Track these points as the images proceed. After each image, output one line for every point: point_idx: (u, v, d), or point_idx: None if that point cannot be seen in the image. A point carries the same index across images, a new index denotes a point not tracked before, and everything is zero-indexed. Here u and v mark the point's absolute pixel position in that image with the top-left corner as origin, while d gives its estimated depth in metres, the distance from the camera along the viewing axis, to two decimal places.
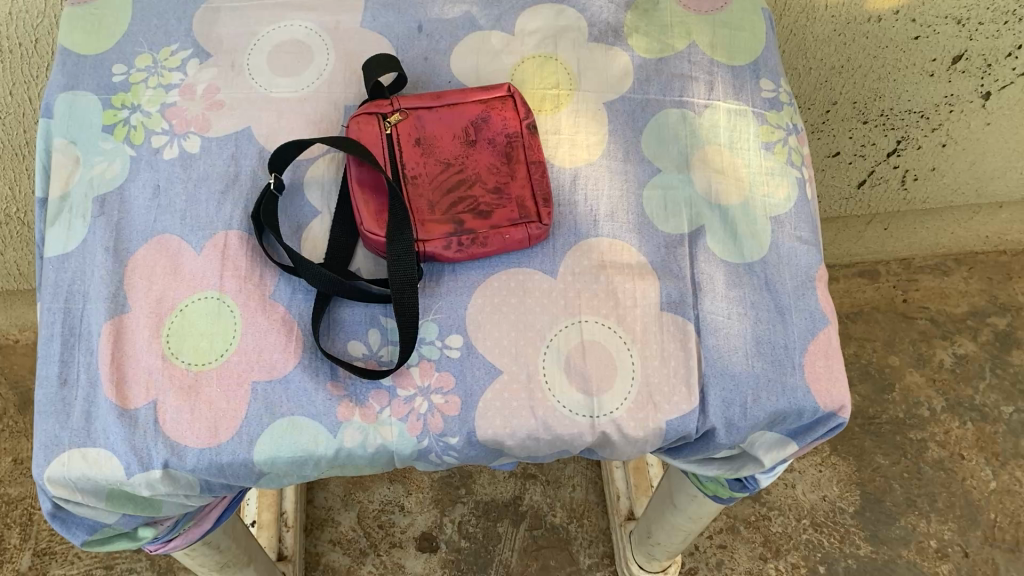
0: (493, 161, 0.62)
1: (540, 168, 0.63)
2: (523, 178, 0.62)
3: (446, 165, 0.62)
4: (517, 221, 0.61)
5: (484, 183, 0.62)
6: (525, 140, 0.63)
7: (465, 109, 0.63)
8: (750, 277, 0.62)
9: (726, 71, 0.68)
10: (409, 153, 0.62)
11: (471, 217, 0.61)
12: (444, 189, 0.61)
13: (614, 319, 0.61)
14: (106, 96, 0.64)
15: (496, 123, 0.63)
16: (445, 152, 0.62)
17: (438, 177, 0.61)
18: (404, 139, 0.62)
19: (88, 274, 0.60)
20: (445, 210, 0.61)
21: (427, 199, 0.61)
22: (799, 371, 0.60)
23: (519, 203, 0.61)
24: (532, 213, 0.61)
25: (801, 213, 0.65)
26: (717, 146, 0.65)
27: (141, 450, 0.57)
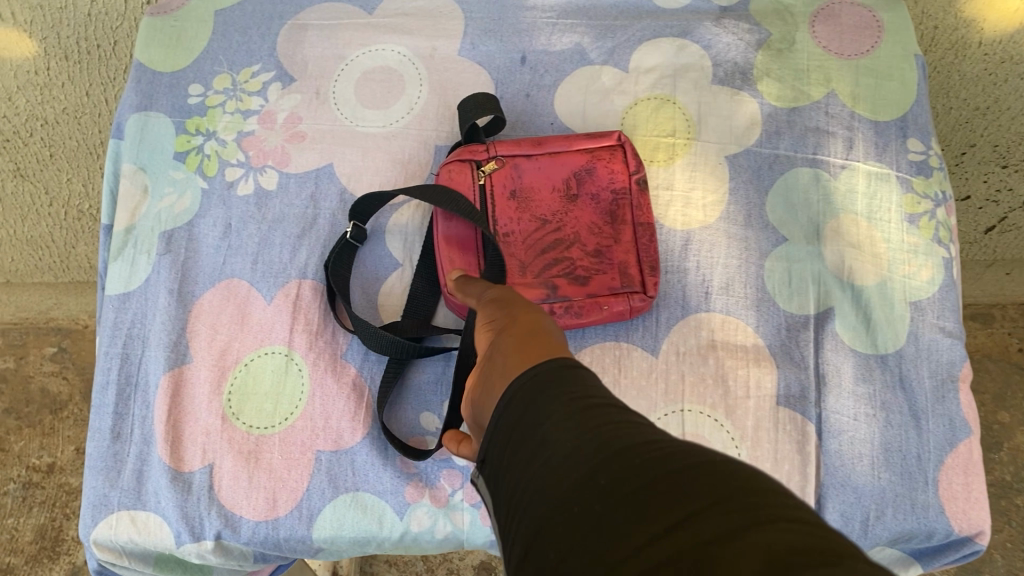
0: (596, 220, 0.55)
1: (649, 229, 0.55)
2: (630, 241, 0.55)
3: (543, 222, 0.55)
4: (618, 291, 0.54)
5: (584, 244, 0.55)
6: (634, 197, 0.56)
7: (568, 159, 0.56)
8: (882, 373, 0.55)
9: (868, 127, 0.59)
10: (502, 206, 0.55)
11: (567, 282, 0.54)
12: (539, 249, 0.54)
13: (722, 411, 0.54)
14: (181, 120, 0.59)
15: (602, 177, 0.56)
16: (543, 207, 0.55)
17: (533, 236, 0.55)
18: (498, 189, 0.55)
19: (150, 317, 0.56)
20: (538, 273, 0.54)
21: (519, 260, 0.54)
22: (932, 487, 0.52)
23: (623, 270, 0.54)
24: (636, 281, 0.54)
25: (947, 299, 0.56)
26: (854, 215, 0.57)
27: (193, 519, 0.52)
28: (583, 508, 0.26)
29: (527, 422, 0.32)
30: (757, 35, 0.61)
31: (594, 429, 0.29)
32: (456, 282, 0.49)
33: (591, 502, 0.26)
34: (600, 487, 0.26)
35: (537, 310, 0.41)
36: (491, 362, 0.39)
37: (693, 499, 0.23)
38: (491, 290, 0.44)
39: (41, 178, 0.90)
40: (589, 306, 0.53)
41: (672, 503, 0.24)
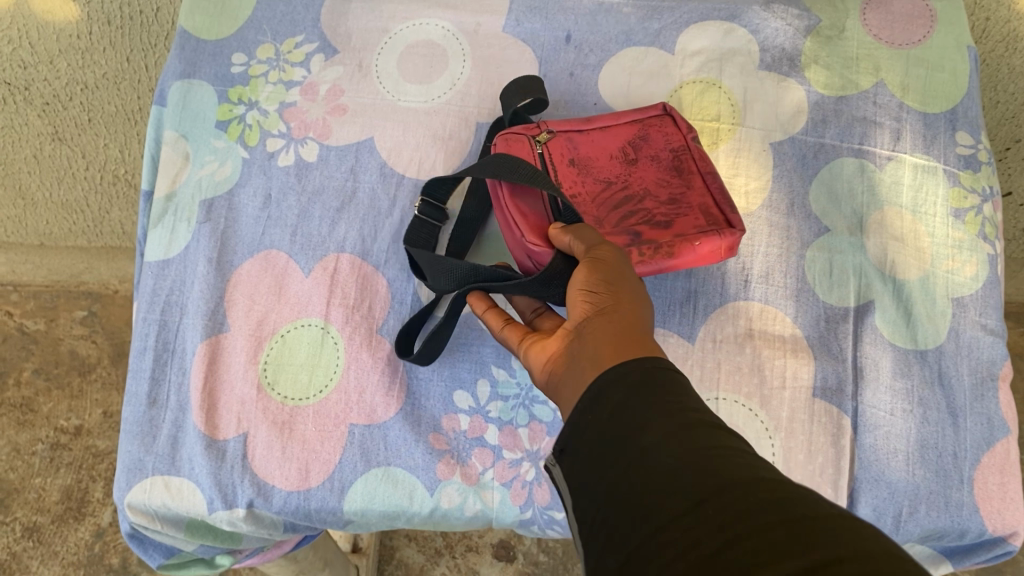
0: (661, 176, 0.53)
1: (716, 172, 0.52)
2: (703, 185, 0.52)
3: (607, 183, 0.53)
4: (703, 227, 0.49)
5: (655, 197, 0.52)
6: (693, 149, 0.54)
7: (619, 130, 0.55)
8: (921, 368, 0.54)
9: (917, 119, 0.58)
10: (562, 173, 0.53)
11: (647, 228, 0.50)
12: (611, 205, 0.52)
13: (757, 401, 0.53)
14: (223, 88, 0.59)
15: (659, 138, 0.54)
16: (604, 170, 0.53)
17: (599, 195, 0.52)
18: (555, 157, 0.54)
19: (188, 285, 0.56)
20: (615, 225, 0.50)
21: (592, 216, 0.51)
22: (967, 485, 0.52)
23: (704, 211, 0.51)
24: (721, 217, 0.50)
25: (989, 296, 0.55)
26: (898, 208, 0.57)
27: (226, 486, 0.52)
28: (690, 536, 0.27)
29: (628, 429, 0.33)
30: (807, 21, 0.60)
31: (703, 463, 0.30)
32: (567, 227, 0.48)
33: (705, 515, 0.28)
34: (713, 519, 0.27)
35: (644, 314, 0.42)
36: (581, 350, 0.41)
37: (812, 549, 0.25)
38: (608, 263, 0.44)
39: (78, 143, 0.91)
40: (675, 241, 0.49)
41: (790, 549, 0.25)
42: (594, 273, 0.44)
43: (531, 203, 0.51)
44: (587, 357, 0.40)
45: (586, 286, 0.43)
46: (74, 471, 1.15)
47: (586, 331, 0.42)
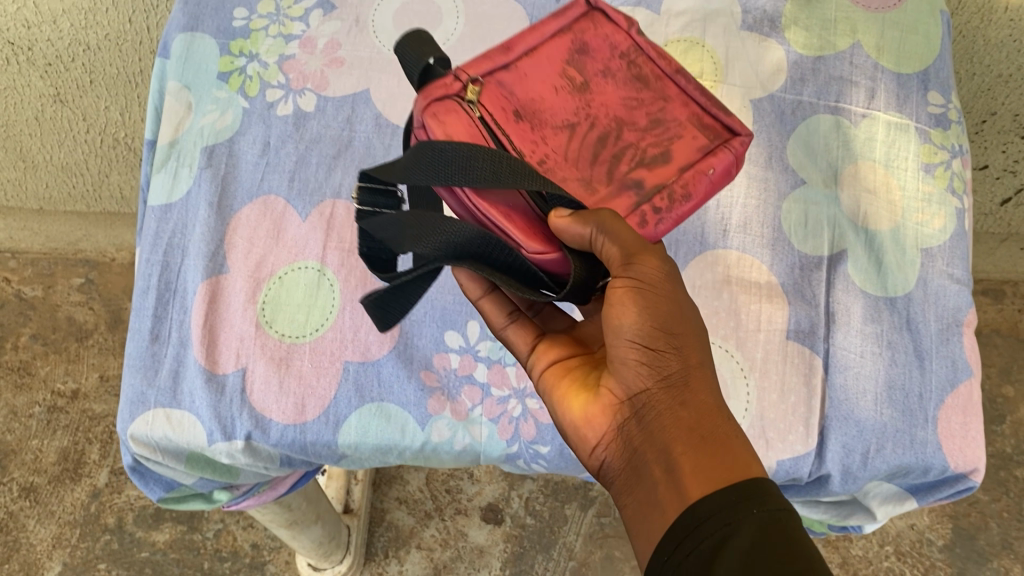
0: (628, 92, 0.47)
1: (680, 78, 0.48)
2: (683, 94, 0.48)
3: (572, 125, 0.45)
4: (710, 147, 0.46)
5: (633, 124, 0.46)
6: (645, 52, 0.48)
7: (546, 45, 0.48)
8: (890, 314, 0.57)
9: (891, 78, 0.61)
10: (513, 130, 0.45)
11: (648, 170, 0.45)
12: (590, 152, 0.45)
13: (733, 343, 0.56)
14: (225, 41, 0.62)
15: (604, 46, 0.48)
16: (563, 109, 0.46)
17: (571, 145, 0.45)
18: (495, 112, 0.45)
19: (190, 228, 0.58)
20: (610, 178, 0.44)
21: (577, 179, 0.44)
22: (931, 425, 0.55)
23: (698, 125, 0.47)
24: (720, 130, 0.46)
25: (957, 247, 0.58)
26: (872, 162, 0.59)
27: (225, 419, 0.55)
28: None
29: None
30: None
31: None
32: (584, 218, 0.40)
33: None
34: None
35: (707, 380, 0.43)
36: (650, 445, 0.42)
37: None
38: (655, 295, 0.42)
39: (79, 105, 0.93)
40: (690, 177, 0.44)
41: None
42: (647, 322, 0.42)
43: (503, 197, 0.43)
44: (665, 441, 0.41)
45: (640, 340, 0.42)
46: (71, 433, 1.17)
47: (651, 416, 0.42)
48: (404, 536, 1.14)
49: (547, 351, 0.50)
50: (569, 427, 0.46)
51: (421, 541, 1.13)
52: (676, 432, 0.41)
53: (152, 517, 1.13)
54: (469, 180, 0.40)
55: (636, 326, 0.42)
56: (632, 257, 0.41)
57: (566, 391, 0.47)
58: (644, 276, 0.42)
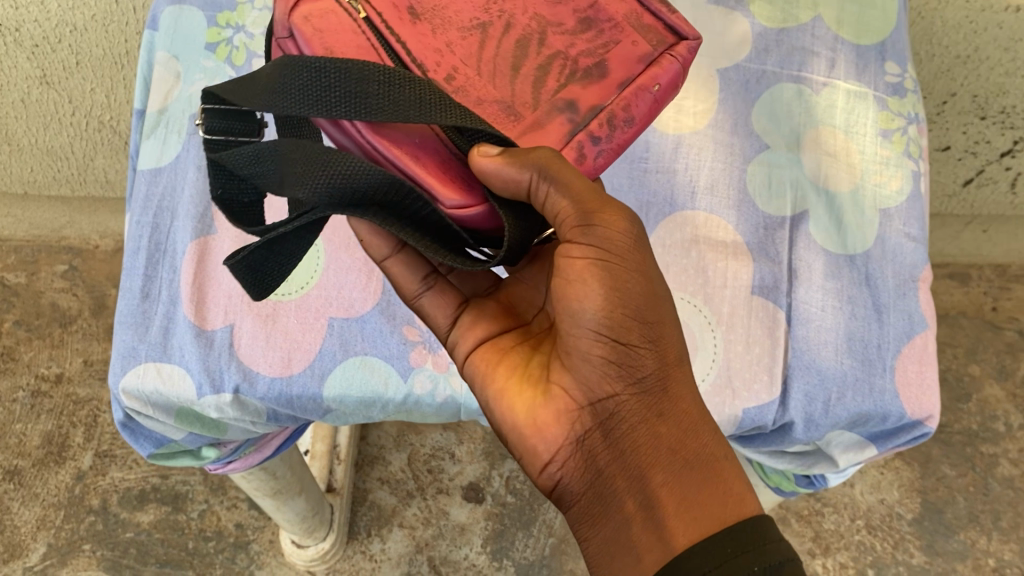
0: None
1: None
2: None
3: (484, 26, 0.46)
4: (650, 56, 0.47)
5: (558, 31, 0.47)
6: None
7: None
8: (850, 270, 0.59)
9: (850, 49, 0.65)
10: (409, 32, 0.44)
11: (582, 88, 0.45)
12: (506, 67, 0.45)
13: (701, 298, 0.58)
14: (212, 14, 0.65)
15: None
16: (468, 8, 0.46)
17: (485, 52, 0.45)
18: (386, 9, 0.44)
19: (179, 191, 0.60)
20: (538, 102, 0.45)
21: (498, 99, 0.44)
22: (889, 374, 0.57)
23: (632, 27, 0.48)
24: (652, 34, 0.48)
25: (913, 208, 0.61)
26: (832, 128, 0.63)
27: (214, 371, 0.56)
28: None
29: None
30: None
31: None
32: (518, 166, 0.40)
33: None
34: None
35: (678, 384, 0.46)
36: (628, 462, 0.45)
37: None
38: (622, 271, 0.44)
39: (65, 87, 0.95)
40: (631, 95, 0.46)
41: None
42: (614, 316, 0.44)
43: (411, 139, 0.42)
44: (641, 455, 0.44)
45: (607, 337, 0.44)
46: (55, 417, 1.18)
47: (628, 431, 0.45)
48: (386, 515, 1.15)
49: (473, 329, 0.51)
50: (514, 428, 0.47)
51: (403, 520, 1.15)
52: (656, 444, 0.45)
53: (136, 498, 1.14)
54: (361, 105, 0.39)
55: (601, 312, 0.43)
56: (589, 215, 0.43)
57: (507, 382, 0.48)
58: (605, 242, 0.43)
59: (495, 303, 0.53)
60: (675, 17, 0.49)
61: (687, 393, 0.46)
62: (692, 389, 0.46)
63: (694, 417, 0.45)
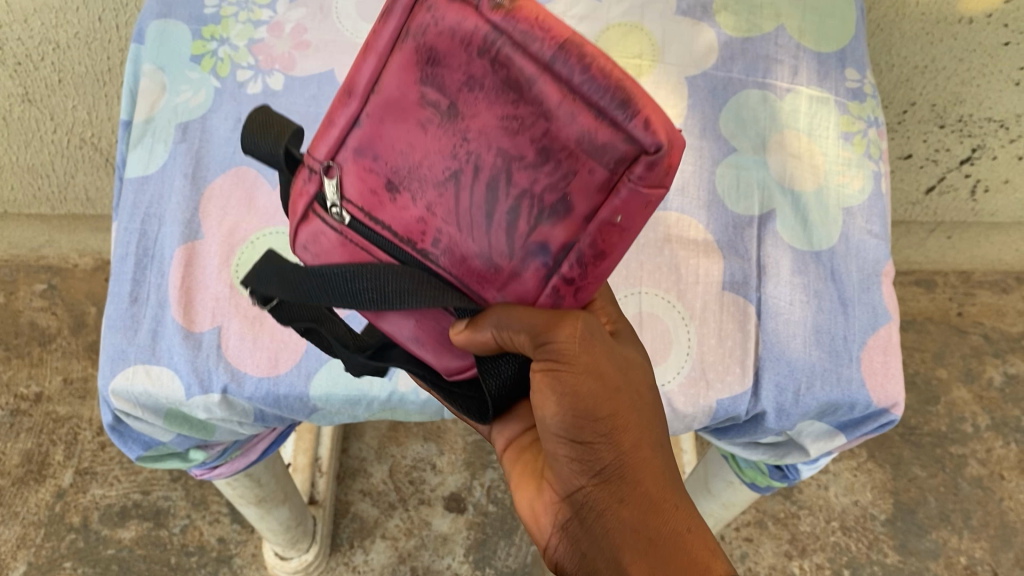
0: (505, 107, 0.38)
1: (556, 73, 0.36)
2: (569, 106, 0.36)
3: (455, 175, 0.40)
4: (613, 181, 0.37)
5: (521, 158, 0.38)
6: (501, 46, 0.37)
7: (391, 75, 0.41)
8: (816, 266, 0.62)
9: (812, 57, 0.68)
10: (394, 212, 0.43)
11: (553, 227, 0.39)
12: (479, 218, 0.40)
13: (675, 293, 0.60)
14: (197, 27, 0.67)
15: (451, 47, 0.38)
16: (438, 159, 0.41)
17: (460, 207, 0.41)
18: (368, 201, 0.44)
19: (166, 199, 0.62)
20: (513, 250, 0.40)
21: (478, 254, 0.41)
22: (856, 364, 0.60)
23: (586, 152, 0.37)
24: (612, 154, 0.36)
25: (874, 206, 0.64)
26: (796, 132, 0.65)
27: (202, 372, 0.57)
28: None
29: None
30: None
31: None
32: (481, 321, 0.42)
33: None
34: None
35: (652, 474, 0.45)
36: (599, 552, 0.45)
37: None
38: (573, 376, 0.43)
39: (47, 104, 1.00)
40: (599, 233, 0.38)
41: None
42: (572, 419, 0.44)
43: (417, 327, 0.47)
44: (608, 543, 0.44)
45: (568, 437, 0.45)
46: (34, 436, 1.18)
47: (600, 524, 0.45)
48: (369, 526, 1.16)
49: (503, 431, 0.54)
50: (524, 518, 0.51)
51: (386, 531, 1.16)
52: (619, 529, 0.44)
53: (118, 515, 1.14)
54: (354, 297, 0.43)
55: (558, 417, 0.44)
56: (538, 336, 0.41)
57: (519, 478, 0.52)
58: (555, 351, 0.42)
59: None
60: (632, 121, 0.35)
61: (657, 476, 0.45)
62: (662, 469, 0.45)
63: (658, 500, 0.44)
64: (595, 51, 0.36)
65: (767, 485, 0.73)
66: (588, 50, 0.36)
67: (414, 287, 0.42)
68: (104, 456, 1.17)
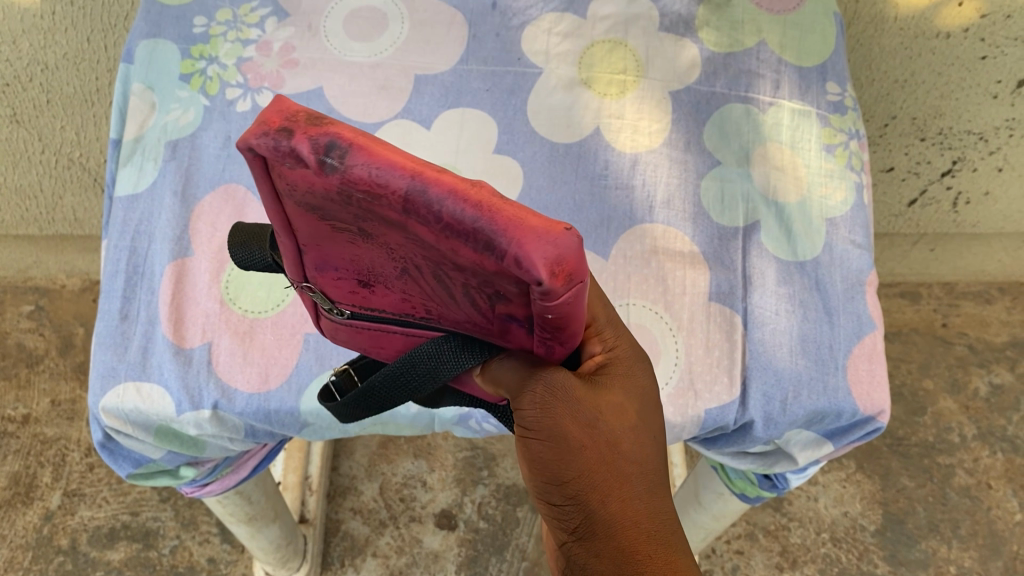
0: (401, 236, 0.32)
1: (423, 223, 0.30)
2: (447, 243, 0.31)
3: (403, 271, 0.37)
4: (526, 290, 0.32)
5: (441, 265, 0.34)
6: (358, 200, 0.31)
7: (290, 217, 0.36)
8: (801, 276, 0.63)
9: (794, 71, 0.69)
10: (380, 299, 0.41)
11: (503, 307, 0.35)
12: (445, 298, 0.37)
13: (662, 305, 0.61)
14: (186, 47, 0.67)
15: (320, 202, 0.32)
16: (381, 260, 0.37)
17: (424, 290, 0.38)
18: (354, 298, 0.42)
19: (157, 216, 0.62)
20: (486, 318, 0.38)
21: (463, 319, 0.39)
22: (841, 372, 0.60)
23: (488, 274, 0.32)
24: (509, 277, 0.31)
25: (857, 217, 0.65)
26: (779, 144, 0.66)
27: (193, 389, 0.57)
28: None
29: None
30: None
31: None
32: (482, 375, 0.43)
33: None
34: None
35: (626, 528, 0.42)
36: None
37: None
38: (540, 439, 0.43)
39: (35, 125, 1.01)
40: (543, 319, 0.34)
41: None
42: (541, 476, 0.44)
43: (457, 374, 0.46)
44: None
45: (545, 493, 0.44)
46: (22, 458, 1.17)
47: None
48: (360, 545, 1.16)
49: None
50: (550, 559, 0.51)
51: (377, 549, 1.15)
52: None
53: (106, 536, 1.13)
54: (411, 390, 0.44)
55: (534, 478, 0.44)
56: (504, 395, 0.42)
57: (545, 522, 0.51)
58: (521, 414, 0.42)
59: None
60: (507, 260, 0.30)
61: (632, 529, 0.42)
62: (639, 516, 0.42)
63: (632, 553, 0.41)
64: (449, 189, 0.29)
65: (757, 496, 0.73)
66: (437, 193, 0.29)
67: (439, 348, 0.42)
68: (93, 477, 1.16)
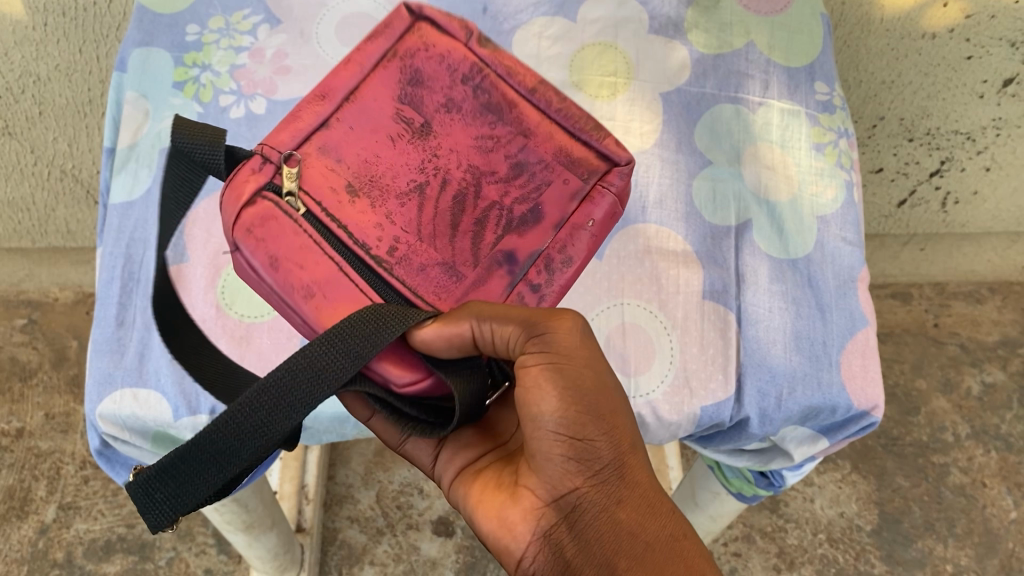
0: (483, 126, 0.54)
1: (535, 111, 0.55)
2: (545, 128, 0.55)
3: (421, 184, 0.51)
4: (581, 191, 0.53)
5: (494, 172, 0.53)
6: (487, 73, 0.56)
7: (366, 88, 0.53)
8: (793, 274, 0.63)
9: (782, 71, 0.70)
10: (354, 212, 0.49)
11: (518, 238, 0.51)
12: (443, 222, 0.51)
13: (656, 304, 0.61)
14: (178, 54, 0.68)
15: (438, 73, 0.55)
16: (404, 170, 0.52)
17: (423, 217, 0.50)
18: (328, 197, 0.49)
19: (151, 222, 0.63)
20: (478, 260, 0.50)
21: (439, 262, 0.49)
22: (835, 368, 0.60)
23: (564, 166, 0.54)
24: (584, 168, 0.54)
25: (848, 215, 0.66)
26: (769, 144, 0.67)
27: (190, 394, 0.57)
28: None
29: None
30: None
31: None
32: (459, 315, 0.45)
33: None
34: None
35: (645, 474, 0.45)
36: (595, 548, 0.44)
37: None
38: (574, 369, 0.44)
39: (28, 137, 1.01)
40: (566, 237, 0.52)
41: None
42: (571, 408, 0.44)
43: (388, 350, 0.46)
44: (611, 541, 0.44)
45: (564, 429, 0.44)
46: (16, 472, 1.17)
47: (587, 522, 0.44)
48: (357, 553, 1.15)
49: (453, 460, 0.51)
50: (489, 533, 0.47)
51: (375, 557, 1.15)
52: (618, 525, 0.44)
53: (103, 549, 1.13)
54: (323, 375, 0.42)
55: (557, 413, 0.44)
56: (534, 325, 0.45)
57: (481, 495, 0.48)
58: (551, 343, 0.45)
59: (472, 428, 0.52)
60: (607, 140, 0.55)
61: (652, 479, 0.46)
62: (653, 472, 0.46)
63: (656, 502, 0.45)
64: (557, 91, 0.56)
65: (754, 495, 0.74)
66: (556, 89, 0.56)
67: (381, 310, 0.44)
68: (88, 490, 1.16)
